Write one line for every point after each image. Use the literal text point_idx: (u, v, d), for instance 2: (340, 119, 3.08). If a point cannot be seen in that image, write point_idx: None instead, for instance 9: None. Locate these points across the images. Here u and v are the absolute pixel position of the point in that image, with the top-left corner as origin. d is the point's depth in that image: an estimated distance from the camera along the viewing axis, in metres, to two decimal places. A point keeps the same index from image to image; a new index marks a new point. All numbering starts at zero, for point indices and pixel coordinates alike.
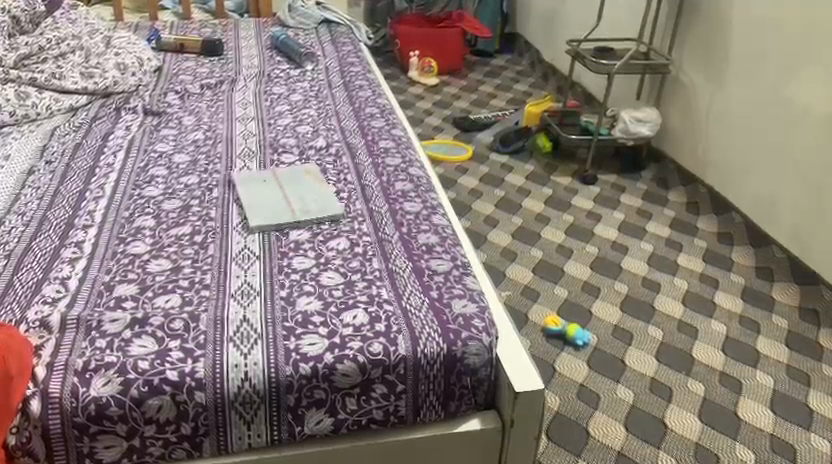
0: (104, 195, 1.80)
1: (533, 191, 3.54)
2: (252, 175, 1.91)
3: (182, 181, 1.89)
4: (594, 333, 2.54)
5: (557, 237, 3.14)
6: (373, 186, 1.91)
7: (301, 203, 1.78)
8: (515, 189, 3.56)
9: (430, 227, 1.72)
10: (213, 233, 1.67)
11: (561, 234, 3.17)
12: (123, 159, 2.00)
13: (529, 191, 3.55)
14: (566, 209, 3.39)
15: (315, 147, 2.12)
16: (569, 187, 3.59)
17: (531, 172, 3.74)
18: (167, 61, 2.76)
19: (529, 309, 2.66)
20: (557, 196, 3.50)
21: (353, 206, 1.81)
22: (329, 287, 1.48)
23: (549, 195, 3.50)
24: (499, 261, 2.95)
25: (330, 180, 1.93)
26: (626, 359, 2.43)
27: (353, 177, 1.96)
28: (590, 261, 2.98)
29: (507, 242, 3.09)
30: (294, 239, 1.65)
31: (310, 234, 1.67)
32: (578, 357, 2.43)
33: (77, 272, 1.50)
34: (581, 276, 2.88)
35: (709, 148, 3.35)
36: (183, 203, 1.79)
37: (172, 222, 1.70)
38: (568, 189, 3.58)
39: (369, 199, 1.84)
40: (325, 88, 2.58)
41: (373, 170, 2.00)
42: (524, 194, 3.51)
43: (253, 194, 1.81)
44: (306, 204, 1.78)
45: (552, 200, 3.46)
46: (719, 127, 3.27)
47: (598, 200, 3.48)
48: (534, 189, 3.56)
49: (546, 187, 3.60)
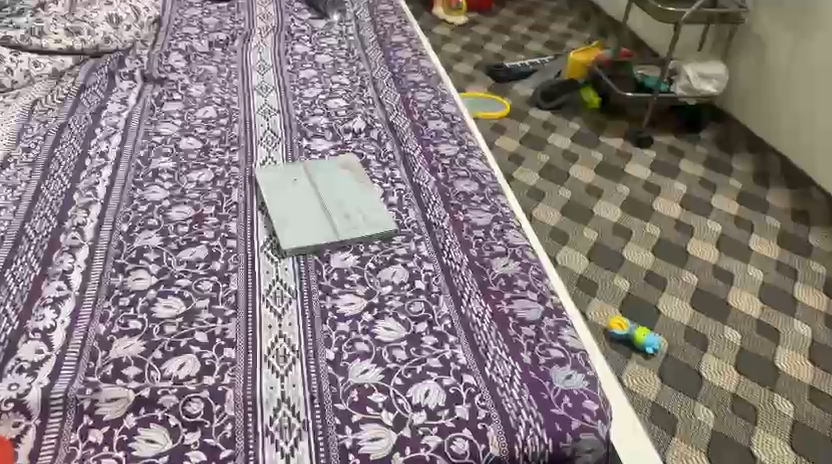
0: (97, 199, 1.45)
1: (582, 158, 3.19)
2: (278, 171, 1.56)
3: (193, 179, 1.54)
4: (664, 336, 2.27)
5: (613, 214, 2.82)
6: (428, 187, 1.55)
7: (343, 213, 1.43)
8: (560, 154, 3.20)
9: (505, 250, 1.38)
10: (236, 256, 1.33)
11: (617, 210, 2.85)
12: (119, 146, 1.63)
13: (575, 158, 3.18)
14: (619, 180, 3.03)
15: (352, 129, 1.74)
16: (621, 152, 3.23)
17: (577, 133, 3.36)
18: (167, 8, 2.34)
19: (587, 306, 2.37)
20: (608, 164, 3.14)
21: (406, 217, 1.46)
22: (390, 343, 1.15)
23: (600, 162, 3.15)
24: (548, 247, 2.63)
25: (374, 179, 1.57)
26: (703, 369, 2.17)
27: (402, 174, 1.60)
28: (653, 244, 2.67)
29: (556, 222, 2.77)
30: (339, 267, 1.31)
31: (357, 259, 1.33)
32: (648, 366, 2.17)
33: (63, 318, 1.17)
34: (643, 263, 2.57)
35: (794, 133, 2.93)
36: (198, 211, 1.44)
37: (185, 239, 1.36)
38: (620, 154, 3.22)
39: (426, 206, 1.49)
40: (356, 46, 2.17)
41: (425, 163, 1.64)
42: (572, 161, 3.16)
43: (282, 201, 1.46)
44: (349, 215, 1.43)
45: (603, 168, 3.12)
46: (806, 108, 2.85)
47: (655, 167, 3.13)
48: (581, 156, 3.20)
49: (594, 152, 3.23)
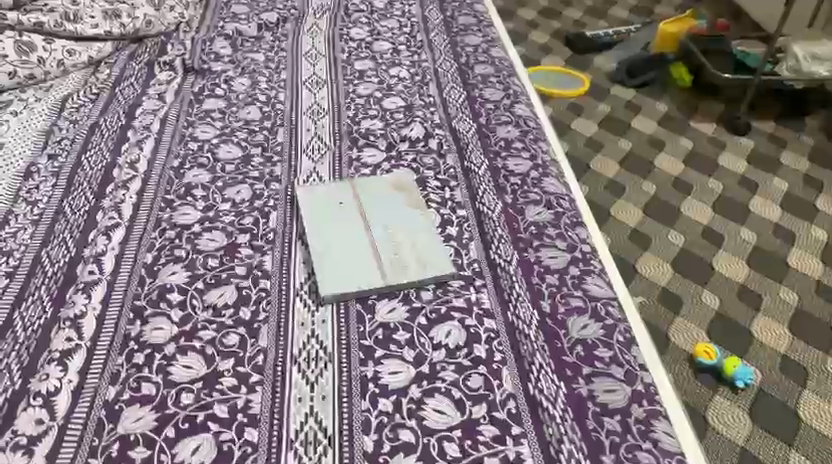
0: (121, 222, 1.29)
1: (669, 145, 2.88)
2: (322, 189, 1.37)
3: (228, 197, 1.36)
4: (757, 367, 2.04)
5: (702, 216, 2.55)
6: (493, 215, 1.33)
7: (393, 250, 1.24)
8: (645, 140, 2.90)
9: (584, 305, 1.15)
10: (268, 301, 1.15)
11: (707, 211, 2.57)
12: (151, 153, 1.47)
13: (661, 147, 2.87)
14: (710, 177, 2.72)
15: (409, 138, 1.53)
16: (713, 140, 2.91)
17: (664, 117, 3.03)
18: None
19: (669, 329, 2.14)
20: (697, 156, 2.83)
21: (467, 254, 1.25)
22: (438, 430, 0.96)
23: (689, 151, 2.85)
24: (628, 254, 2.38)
25: (432, 203, 1.36)
26: (801, 409, 1.94)
27: (464, 197, 1.38)
28: (747, 255, 2.40)
29: (637, 224, 2.51)
30: (384, 322, 1.12)
31: (406, 312, 1.14)
32: (737, 402, 1.95)
33: (70, 377, 1.02)
34: (735, 277, 2.32)
35: None
36: (229, 240, 1.27)
37: (213, 277, 1.19)
38: (712, 142, 2.90)
39: (490, 240, 1.28)
40: (419, 29, 1.93)
41: (491, 183, 1.41)
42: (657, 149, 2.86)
43: (324, 230, 1.28)
44: (400, 251, 1.23)
45: (693, 158, 2.82)
46: None
47: (752, 159, 2.81)
48: (667, 145, 2.88)
49: (683, 141, 2.91)
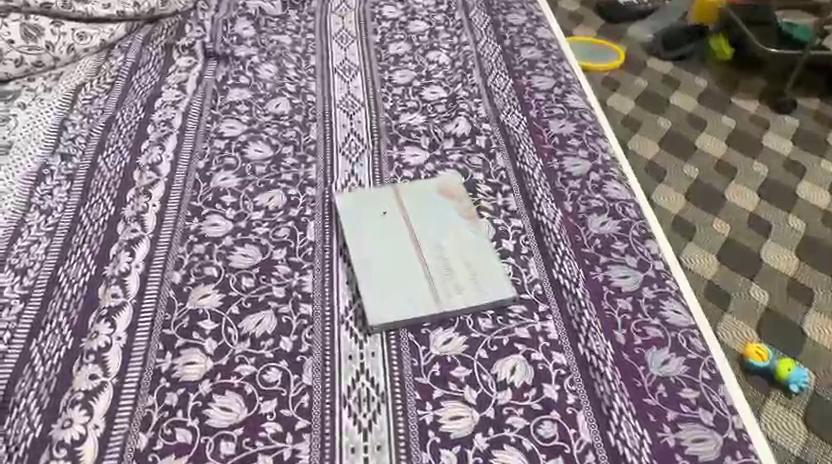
0: (144, 235, 1.18)
1: (711, 123, 2.72)
2: (363, 195, 1.24)
3: (260, 206, 1.24)
4: (811, 369, 1.92)
5: (748, 202, 2.41)
6: (554, 226, 1.20)
7: (446, 266, 1.11)
8: (685, 118, 2.74)
9: (662, 336, 1.04)
10: (310, 330, 1.04)
11: (752, 197, 2.43)
12: (174, 153, 1.35)
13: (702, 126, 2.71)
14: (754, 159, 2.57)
15: (454, 135, 1.40)
16: (757, 118, 2.74)
17: (705, 93, 2.85)
18: None
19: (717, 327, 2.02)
20: (741, 136, 2.67)
21: (528, 273, 1.12)
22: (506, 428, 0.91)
23: (732, 130, 2.69)
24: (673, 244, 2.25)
25: (483, 212, 1.23)
26: None
27: (519, 203, 1.25)
28: (797, 245, 2.27)
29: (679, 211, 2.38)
30: (441, 355, 1.01)
31: (465, 343, 1.02)
32: (791, 407, 1.83)
33: (97, 422, 0.93)
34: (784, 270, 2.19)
35: None
36: (264, 257, 1.15)
37: (248, 301, 1.08)
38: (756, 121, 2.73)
39: (553, 256, 1.15)
40: (458, 6, 1.77)
41: (548, 187, 1.28)
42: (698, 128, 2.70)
43: (368, 244, 1.16)
44: (453, 268, 1.11)
45: (737, 138, 2.66)
46: None
47: (800, 140, 2.65)
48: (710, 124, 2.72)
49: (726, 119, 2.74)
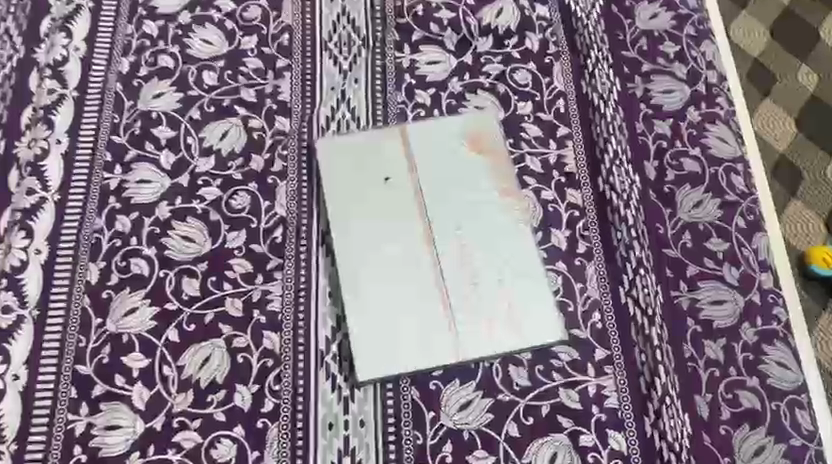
0: (46, 197, 0.84)
1: None
2: (353, 143, 0.87)
3: (211, 150, 0.87)
4: None
5: None
6: (627, 210, 0.84)
7: (469, 279, 0.79)
8: None
9: (760, 410, 0.76)
10: (277, 378, 0.75)
11: None
12: (86, 44, 0.93)
13: None
14: None
15: (493, 28, 0.95)
16: None
17: None
18: None
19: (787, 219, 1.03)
20: None
21: (585, 293, 0.80)
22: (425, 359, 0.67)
23: None
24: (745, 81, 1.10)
25: (526, 178, 0.86)
26: None
27: (579, 163, 0.87)
28: None
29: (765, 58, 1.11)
30: (453, 426, 0.73)
31: (486, 408, 0.74)
32: None
33: None
34: None
35: None
36: (214, 246, 0.81)
37: (192, 324, 0.78)
38: None
39: (622, 263, 0.81)
40: None
41: (623, 135, 0.89)
42: None
43: (359, 232, 0.81)
44: (479, 285, 0.79)
45: None
46: None
47: None
48: None
49: None
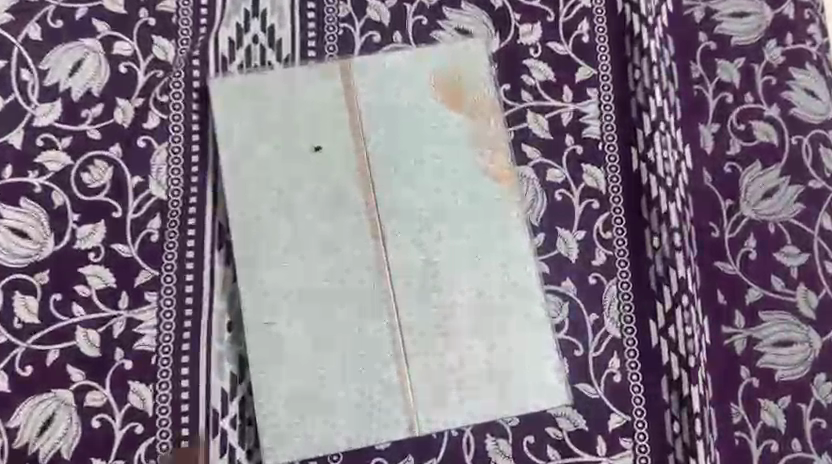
0: None
1: None
2: (267, 89, 0.57)
3: (57, 92, 0.58)
4: None
5: None
6: (669, 202, 0.57)
7: (434, 309, 0.54)
8: None
9: None
10: (149, 451, 0.52)
11: None
12: None
13: None
14: None
15: None
16: None
17: None
18: None
19: None
20: None
21: (600, 329, 0.55)
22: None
23: None
24: None
25: (525, 146, 0.58)
26: None
27: (605, 124, 0.59)
28: None
29: None
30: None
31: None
32: None
33: None
34: None
35: None
36: (60, 246, 0.55)
37: (28, 366, 0.54)
38: None
39: (656, 287, 0.56)
40: None
41: (670, 82, 0.60)
42: None
43: (274, 232, 0.55)
44: (449, 319, 0.54)
45: None
46: None
47: None
48: None
49: None
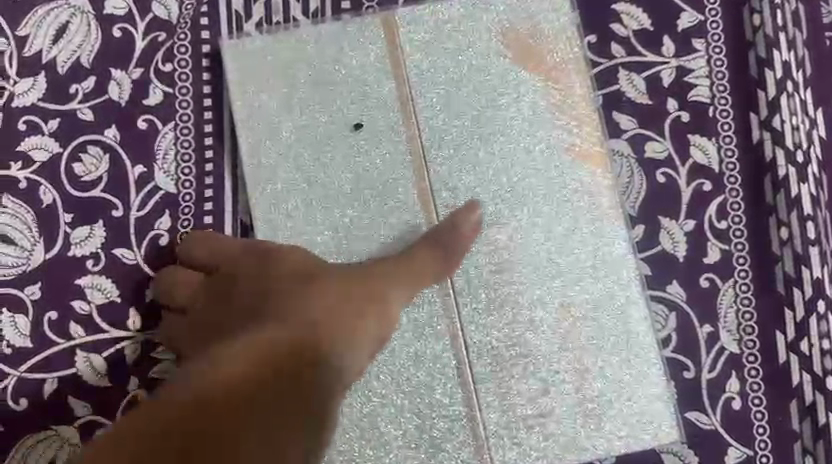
0: None
1: None
2: (291, 52, 0.46)
3: (40, 63, 0.48)
4: None
5: None
6: (799, 183, 0.46)
7: (508, 320, 0.43)
8: None
9: None
10: None
11: None
12: None
13: None
14: None
15: None
16: None
17: None
18: None
19: None
20: None
21: (715, 343, 0.45)
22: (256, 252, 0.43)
23: None
24: None
25: (616, 114, 0.46)
26: None
27: (716, 84, 0.47)
28: None
29: None
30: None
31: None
32: None
33: None
34: None
35: None
36: (52, 252, 0.46)
37: (23, 399, 0.45)
38: None
39: (784, 290, 0.45)
40: None
41: (798, 27, 0.48)
42: None
43: (309, 230, 0.45)
44: (527, 331, 0.43)
45: None
46: None
47: None
48: None
49: None
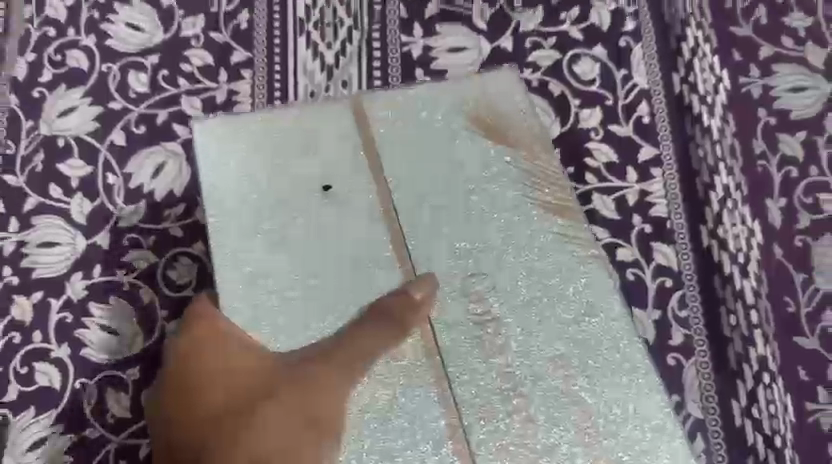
0: None
1: None
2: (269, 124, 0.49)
3: (142, 194, 0.62)
4: None
5: None
6: (742, 279, 0.58)
7: (496, 363, 0.44)
8: None
9: None
10: None
11: None
12: None
13: None
14: None
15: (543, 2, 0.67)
16: None
17: None
18: None
19: None
20: None
21: (684, 412, 0.55)
22: (233, 353, 0.41)
23: None
24: None
25: (596, 227, 0.59)
26: None
27: (672, 201, 0.60)
28: None
29: None
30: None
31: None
32: None
33: None
34: None
35: None
36: (150, 340, 0.58)
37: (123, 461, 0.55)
38: None
39: (735, 365, 0.56)
40: None
41: (735, 157, 0.62)
42: None
43: (272, 281, 0.46)
44: (516, 384, 0.43)
45: None
46: None
47: None
48: None
49: None
